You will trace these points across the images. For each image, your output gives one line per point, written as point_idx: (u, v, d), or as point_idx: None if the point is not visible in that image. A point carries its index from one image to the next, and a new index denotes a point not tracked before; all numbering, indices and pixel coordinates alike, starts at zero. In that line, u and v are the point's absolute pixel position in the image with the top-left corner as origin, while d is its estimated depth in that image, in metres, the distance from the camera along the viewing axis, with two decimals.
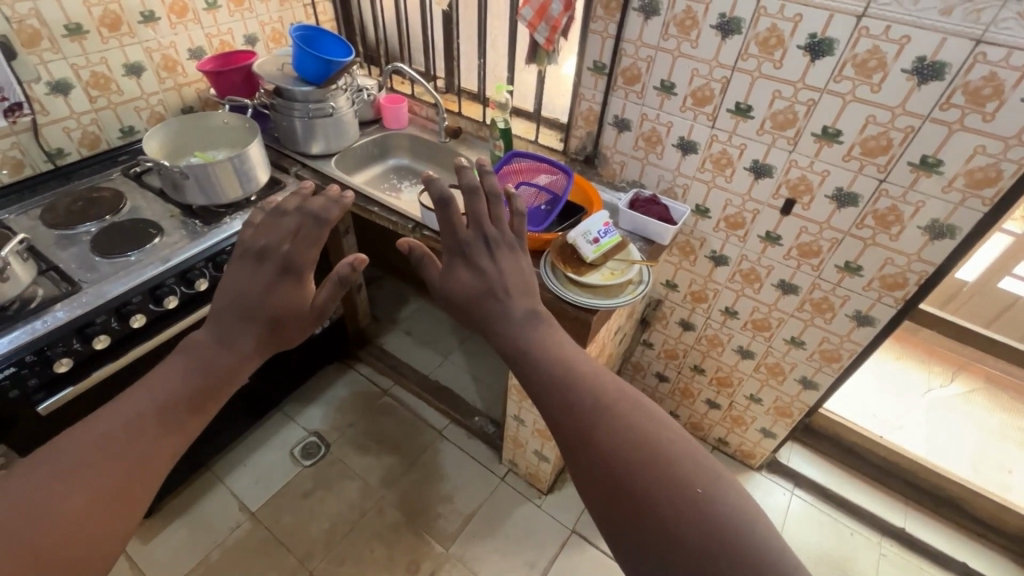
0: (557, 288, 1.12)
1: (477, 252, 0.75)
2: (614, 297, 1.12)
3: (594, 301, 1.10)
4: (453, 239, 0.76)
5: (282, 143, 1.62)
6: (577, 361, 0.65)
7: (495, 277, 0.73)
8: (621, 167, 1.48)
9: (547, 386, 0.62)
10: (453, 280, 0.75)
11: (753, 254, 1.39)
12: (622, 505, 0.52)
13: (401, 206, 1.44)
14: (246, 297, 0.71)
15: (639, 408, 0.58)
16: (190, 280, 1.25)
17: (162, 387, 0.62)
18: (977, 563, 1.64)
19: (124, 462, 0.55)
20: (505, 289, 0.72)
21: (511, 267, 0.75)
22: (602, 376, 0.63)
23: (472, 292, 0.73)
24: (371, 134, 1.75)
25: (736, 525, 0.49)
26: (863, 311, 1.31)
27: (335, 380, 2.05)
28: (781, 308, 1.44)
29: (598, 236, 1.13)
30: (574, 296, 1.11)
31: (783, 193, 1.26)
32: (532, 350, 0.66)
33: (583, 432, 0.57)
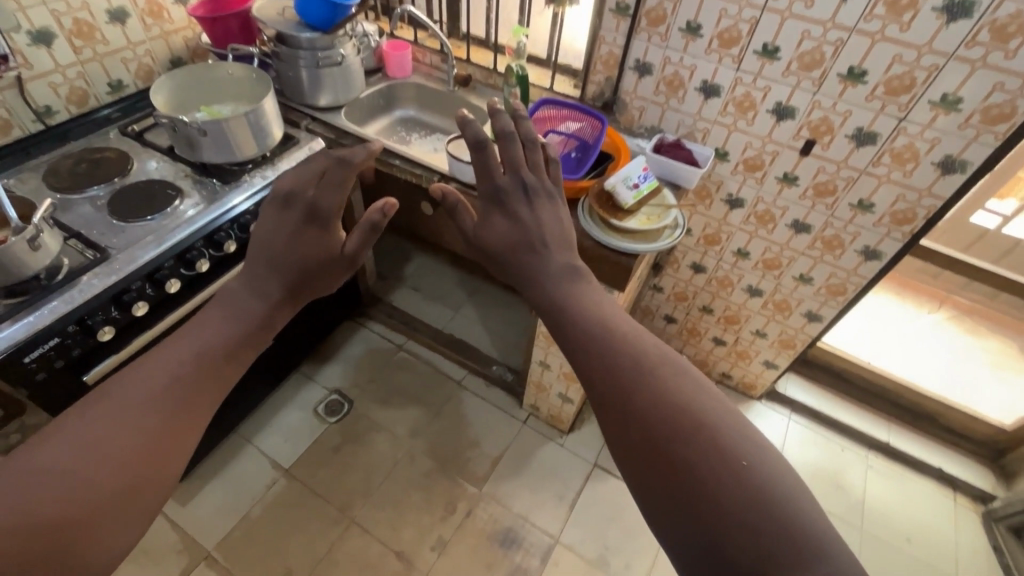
0: (597, 233, 1.15)
1: (517, 206, 0.72)
2: (653, 241, 1.15)
3: (634, 246, 1.14)
4: (488, 190, 0.73)
5: (287, 95, 1.54)
6: (619, 322, 0.60)
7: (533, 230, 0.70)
8: (640, 112, 1.49)
9: (585, 345, 0.58)
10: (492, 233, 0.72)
11: (769, 195, 1.45)
12: (658, 475, 0.48)
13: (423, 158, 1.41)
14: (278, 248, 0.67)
15: (679, 375, 0.53)
16: (218, 243, 1.22)
17: (182, 346, 0.58)
18: (951, 467, 1.85)
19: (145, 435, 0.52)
20: (539, 243, 0.69)
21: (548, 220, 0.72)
22: (642, 340, 0.58)
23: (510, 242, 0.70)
24: (376, 83, 1.68)
25: (779, 503, 0.45)
26: (872, 246, 1.39)
27: (348, 339, 2.06)
28: (793, 247, 1.51)
29: (637, 182, 1.15)
30: (615, 243, 1.14)
31: (803, 134, 1.30)
32: (568, 307, 0.62)
33: (621, 393, 0.53)
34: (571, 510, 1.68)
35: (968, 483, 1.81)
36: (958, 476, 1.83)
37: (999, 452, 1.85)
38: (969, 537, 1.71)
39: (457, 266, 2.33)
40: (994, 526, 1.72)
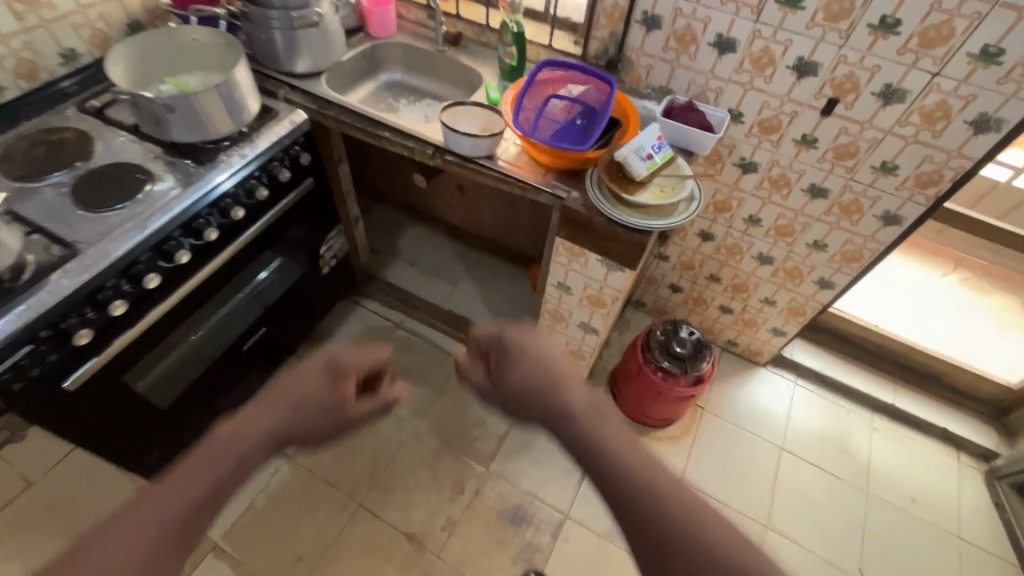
0: (608, 209, 1.08)
1: (519, 335, 0.71)
2: (667, 216, 1.07)
3: (648, 222, 1.06)
4: (499, 341, 0.72)
5: (261, 62, 1.40)
6: (602, 425, 0.61)
7: (535, 347, 0.70)
8: (647, 71, 1.38)
9: (611, 483, 0.57)
10: (506, 377, 0.69)
11: (785, 159, 1.36)
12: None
13: (415, 128, 1.30)
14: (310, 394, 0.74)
15: (704, 508, 0.54)
16: (198, 230, 1.13)
17: (263, 418, 0.69)
18: (955, 427, 1.85)
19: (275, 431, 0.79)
20: (549, 374, 0.67)
21: (549, 341, 0.71)
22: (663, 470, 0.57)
23: (527, 380, 0.67)
24: (358, 45, 1.54)
25: None
26: (892, 211, 1.32)
27: (343, 319, 1.99)
28: (808, 213, 1.44)
29: (651, 152, 1.05)
30: (626, 219, 1.07)
31: (825, 92, 1.20)
32: (579, 412, 0.63)
33: (627, 506, 0.55)
34: (580, 485, 1.67)
35: (971, 441, 1.82)
36: (961, 435, 1.84)
37: (1003, 411, 1.86)
38: (972, 495, 1.74)
39: (453, 238, 2.24)
40: (996, 484, 1.75)
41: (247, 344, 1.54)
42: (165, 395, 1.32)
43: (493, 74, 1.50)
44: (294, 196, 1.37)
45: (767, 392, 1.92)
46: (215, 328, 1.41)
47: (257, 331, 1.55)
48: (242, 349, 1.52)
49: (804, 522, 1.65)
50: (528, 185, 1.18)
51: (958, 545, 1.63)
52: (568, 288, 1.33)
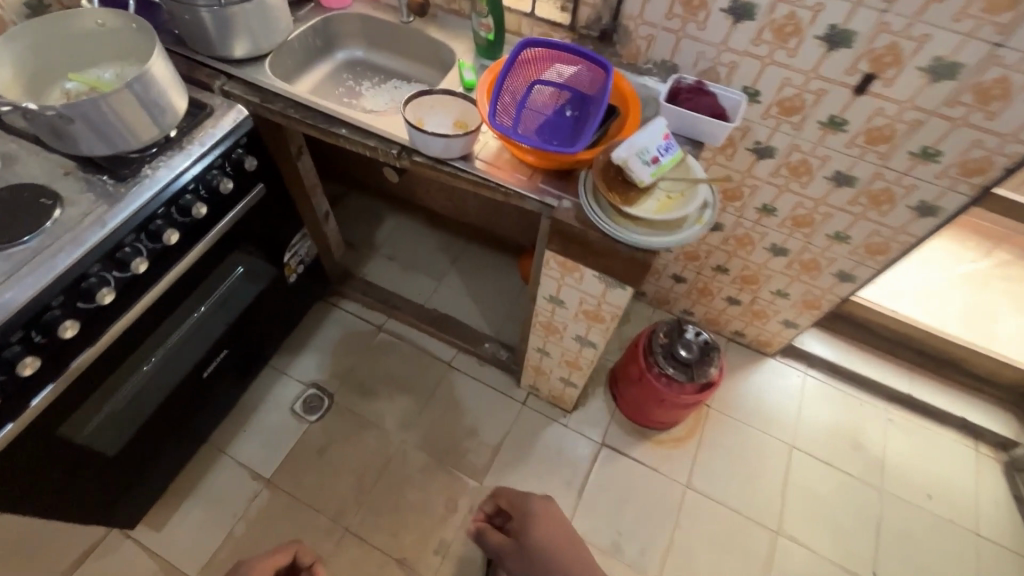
0: (604, 223, 0.91)
1: (538, 511, 1.24)
2: (678, 231, 0.89)
3: (654, 240, 0.89)
4: (523, 506, 1.27)
5: (189, 45, 1.18)
6: (563, 527, 1.20)
7: (552, 536, 1.17)
8: (648, 43, 1.17)
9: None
10: (530, 540, 1.17)
11: (808, 143, 1.18)
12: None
13: (377, 123, 1.10)
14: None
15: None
16: (123, 262, 0.96)
17: None
18: (974, 417, 1.75)
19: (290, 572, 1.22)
20: (557, 545, 1.14)
21: (549, 512, 1.23)
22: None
23: (550, 547, 1.14)
24: (308, 18, 1.31)
25: None
26: (928, 202, 1.16)
27: (320, 323, 1.84)
28: (831, 203, 1.27)
29: (659, 155, 0.87)
30: (629, 237, 0.90)
31: (861, 67, 1.01)
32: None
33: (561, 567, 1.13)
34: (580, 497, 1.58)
35: (990, 431, 1.73)
36: (980, 425, 1.74)
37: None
38: (989, 488, 1.66)
39: (435, 227, 2.06)
40: (1016, 475, 1.67)
41: (208, 370, 1.39)
42: (115, 439, 1.18)
43: (468, 49, 1.29)
44: (242, 206, 1.18)
45: (776, 385, 1.81)
46: (168, 355, 1.24)
47: (219, 355, 1.40)
48: (202, 376, 1.37)
49: (816, 525, 1.57)
50: (511, 192, 1.01)
51: (975, 542, 1.56)
52: (562, 302, 1.17)
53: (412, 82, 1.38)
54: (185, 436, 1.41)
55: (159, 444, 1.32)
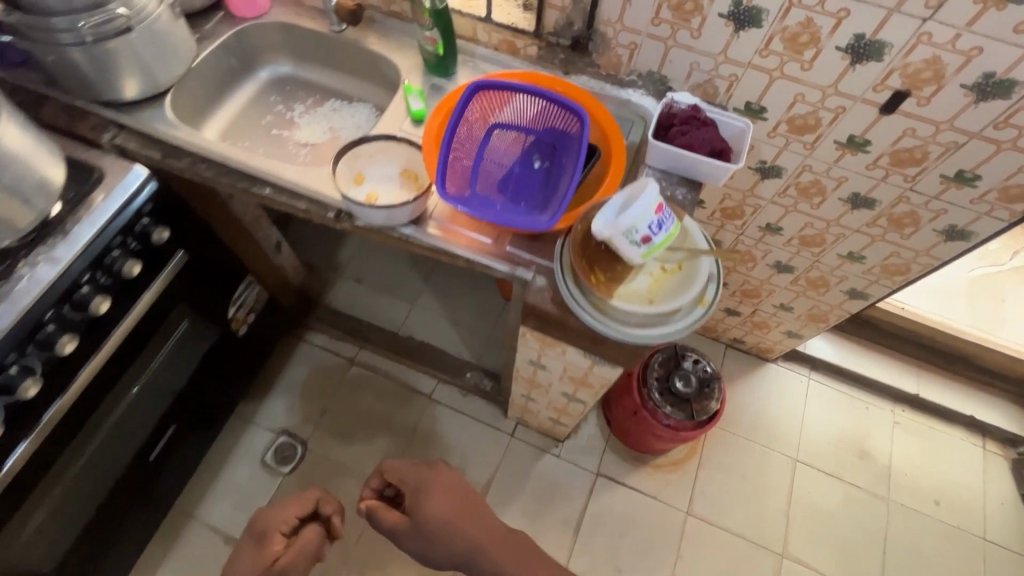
0: (585, 309, 0.76)
1: (430, 478, 1.00)
2: (678, 321, 0.74)
3: (649, 333, 0.75)
4: (413, 480, 1.02)
5: (67, 88, 0.94)
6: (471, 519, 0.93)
7: (454, 512, 0.94)
8: (630, 52, 0.97)
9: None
10: (426, 518, 0.93)
11: (821, 163, 1.00)
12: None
13: (307, 179, 0.90)
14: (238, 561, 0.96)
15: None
16: (5, 388, 0.80)
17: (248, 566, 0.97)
18: (983, 414, 1.68)
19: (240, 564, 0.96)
20: (457, 515, 0.93)
21: (439, 484, 1.00)
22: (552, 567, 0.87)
23: (447, 520, 0.92)
24: (216, 33, 1.07)
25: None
26: (959, 226, 1.01)
27: (285, 360, 1.68)
28: (845, 224, 1.12)
29: (649, 235, 0.69)
30: (620, 331, 0.75)
31: (891, 83, 0.83)
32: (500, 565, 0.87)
33: None
34: (577, 534, 1.51)
35: (999, 428, 1.66)
36: (988, 422, 1.67)
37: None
38: (997, 488, 1.60)
39: None
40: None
41: (155, 452, 1.25)
42: (44, 557, 1.04)
43: (414, 64, 1.07)
44: (158, 284, 0.99)
45: (778, 393, 1.71)
46: (101, 454, 1.08)
47: (166, 433, 1.25)
48: (150, 461, 1.24)
49: (821, 546, 1.52)
50: (471, 260, 0.83)
51: (983, 548, 1.52)
52: (543, 367, 1.03)
53: (354, 102, 1.16)
54: (143, 516, 1.29)
55: (109, 535, 1.20)
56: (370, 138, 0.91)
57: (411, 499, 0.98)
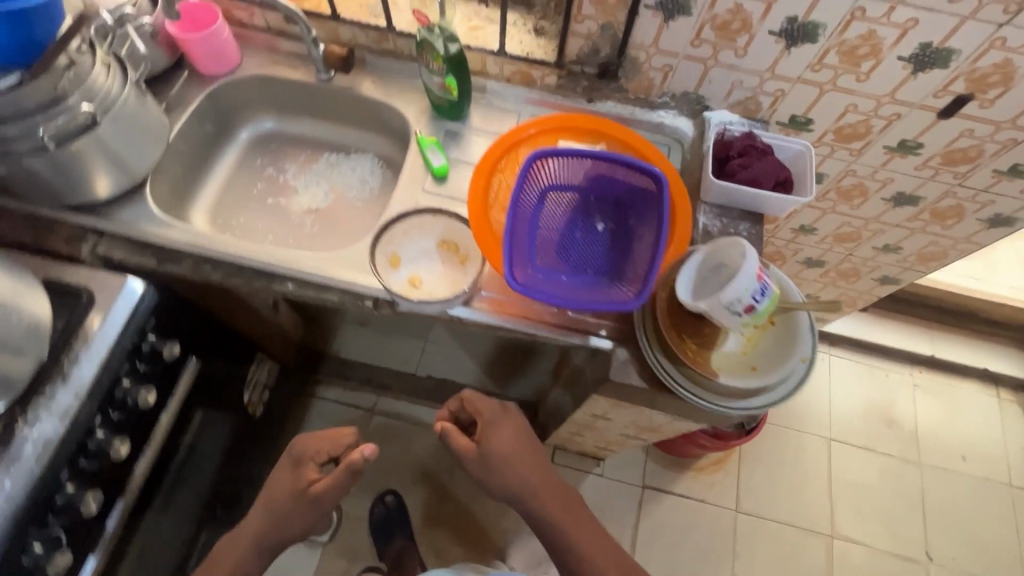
0: (680, 380, 0.69)
1: (507, 419, 0.89)
2: (782, 388, 0.68)
3: (752, 405, 0.68)
4: (488, 415, 0.89)
5: (26, 198, 0.80)
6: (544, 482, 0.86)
7: (530, 461, 0.86)
8: (664, 75, 0.88)
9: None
10: (495, 458, 0.84)
11: (867, 167, 0.96)
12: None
13: (335, 267, 0.79)
14: (266, 492, 0.86)
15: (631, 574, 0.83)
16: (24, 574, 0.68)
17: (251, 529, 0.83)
18: (994, 365, 1.74)
19: (255, 510, 0.85)
20: (523, 465, 0.85)
21: (510, 423, 0.88)
22: (603, 543, 0.84)
23: (512, 467, 0.84)
24: (187, 99, 0.93)
25: None
26: (1005, 214, 0.99)
27: (300, 422, 1.57)
28: (884, 220, 1.08)
29: (755, 304, 0.63)
30: (718, 401, 0.69)
31: (954, 88, 0.78)
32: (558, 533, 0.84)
33: None
34: (633, 552, 1.49)
35: (1011, 376, 1.72)
36: (1000, 372, 1.73)
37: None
38: (1016, 434, 1.67)
39: None
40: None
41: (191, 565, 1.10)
42: None
43: (421, 109, 0.95)
44: (173, 403, 0.87)
45: None
46: None
47: (197, 543, 1.11)
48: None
49: (866, 520, 1.55)
50: (539, 336, 0.75)
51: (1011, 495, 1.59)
52: (608, 419, 0.97)
53: (353, 155, 1.04)
54: None
55: None
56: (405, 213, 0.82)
57: (488, 427, 0.87)
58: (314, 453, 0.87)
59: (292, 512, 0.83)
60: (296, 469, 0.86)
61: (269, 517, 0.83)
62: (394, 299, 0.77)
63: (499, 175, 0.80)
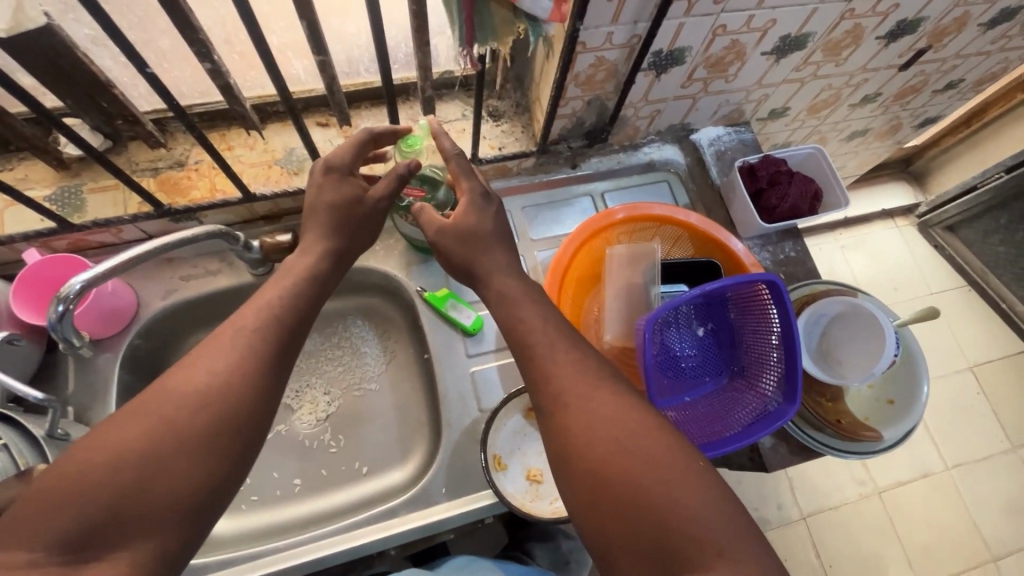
0: (817, 440, 0.67)
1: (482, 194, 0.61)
2: (915, 427, 0.66)
3: (888, 445, 0.66)
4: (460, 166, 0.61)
5: None
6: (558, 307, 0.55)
7: (509, 265, 0.57)
8: (651, 118, 0.80)
9: (578, 456, 0.44)
10: (462, 233, 0.58)
11: (832, 122, 0.98)
12: (640, 553, 0.40)
13: (434, 507, 0.66)
14: (313, 203, 0.58)
15: (697, 477, 0.42)
16: None
17: (276, 307, 0.50)
18: None
19: (315, 246, 0.56)
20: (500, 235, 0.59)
21: (493, 205, 0.60)
22: (628, 411, 0.45)
23: (480, 234, 0.58)
24: (99, 386, 0.66)
25: (673, 493, 0.41)
26: (934, 115, 1.07)
27: None
28: (840, 151, 1.14)
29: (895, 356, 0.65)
30: (865, 454, 0.66)
31: (917, 46, 0.79)
32: (558, 390, 0.48)
33: (584, 439, 0.44)
34: None
35: None
36: None
37: (907, 161, 1.80)
38: (921, 252, 1.73)
39: None
40: (931, 231, 1.74)
41: None
42: None
43: (404, 257, 0.79)
44: None
45: None
46: None
47: None
48: None
49: None
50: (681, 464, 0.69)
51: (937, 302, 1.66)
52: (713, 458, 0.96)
53: (331, 330, 0.84)
54: None
55: None
56: (492, 403, 0.70)
57: (470, 199, 0.59)
58: (345, 162, 0.59)
59: (353, 230, 0.58)
60: (342, 179, 0.59)
61: (343, 245, 0.58)
62: (524, 506, 0.64)
63: (564, 304, 0.73)
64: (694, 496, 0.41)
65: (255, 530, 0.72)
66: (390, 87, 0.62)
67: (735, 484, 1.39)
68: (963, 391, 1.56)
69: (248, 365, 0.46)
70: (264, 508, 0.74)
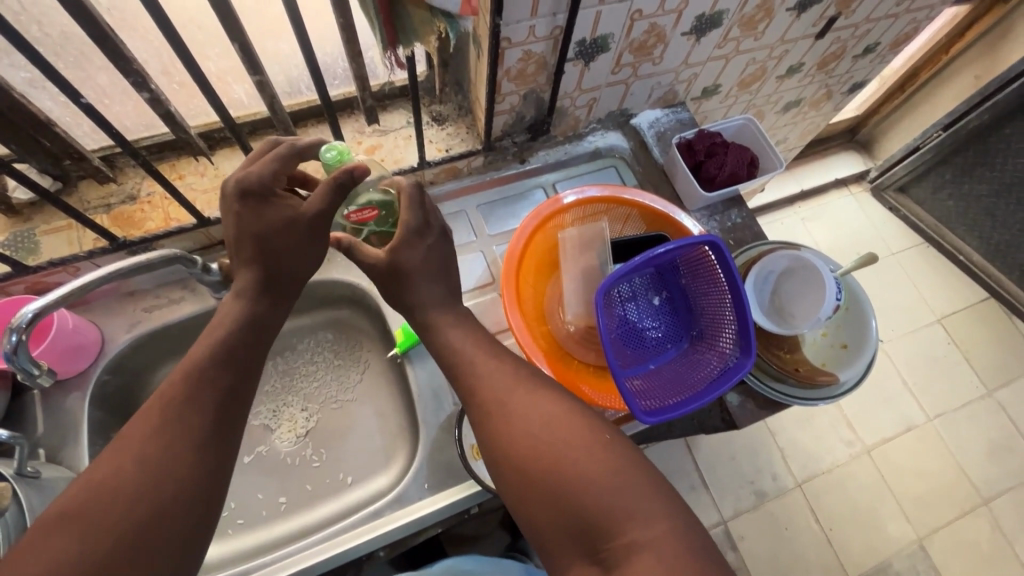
0: (777, 390, 0.70)
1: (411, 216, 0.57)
2: (866, 367, 0.69)
3: (844, 388, 0.69)
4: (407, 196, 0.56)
5: None
6: None
7: None
8: (589, 107, 0.84)
9: (508, 463, 0.46)
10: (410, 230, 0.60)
11: (764, 95, 1.03)
12: (577, 538, 0.42)
13: (421, 505, 0.66)
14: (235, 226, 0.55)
15: (614, 454, 0.44)
16: None
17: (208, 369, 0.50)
18: None
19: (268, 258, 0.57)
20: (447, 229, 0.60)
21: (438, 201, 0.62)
22: (551, 409, 0.47)
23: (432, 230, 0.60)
24: (69, 425, 0.66)
25: (594, 477, 0.43)
26: (860, 79, 1.13)
27: None
28: (778, 123, 1.19)
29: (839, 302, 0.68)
30: (827, 398, 0.69)
31: (827, 15, 0.84)
32: (490, 403, 0.49)
33: (512, 447, 0.46)
34: None
35: None
36: None
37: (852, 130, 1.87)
38: (876, 214, 1.80)
39: None
40: (884, 195, 1.80)
41: None
42: None
43: None
44: None
45: None
46: None
47: None
48: None
49: None
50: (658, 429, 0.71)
51: (897, 260, 1.72)
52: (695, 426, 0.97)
53: (302, 347, 0.85)
54: None
55: None
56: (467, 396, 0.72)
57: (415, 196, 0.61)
58: (266, 178, 0.55)
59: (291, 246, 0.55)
60: (259, 197, 0.54)
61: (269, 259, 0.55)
62: None
63: (524, 287, 0.75)
64: (613, 478, 0.43)
65: (245, 552, 0.72)
66: (331, 103, 0.64)
67: (728, 459, 1.42)
68: (935, 342, 1.62)
69: (200, 424, 0.47)
70: (248, 532, 0.73)
